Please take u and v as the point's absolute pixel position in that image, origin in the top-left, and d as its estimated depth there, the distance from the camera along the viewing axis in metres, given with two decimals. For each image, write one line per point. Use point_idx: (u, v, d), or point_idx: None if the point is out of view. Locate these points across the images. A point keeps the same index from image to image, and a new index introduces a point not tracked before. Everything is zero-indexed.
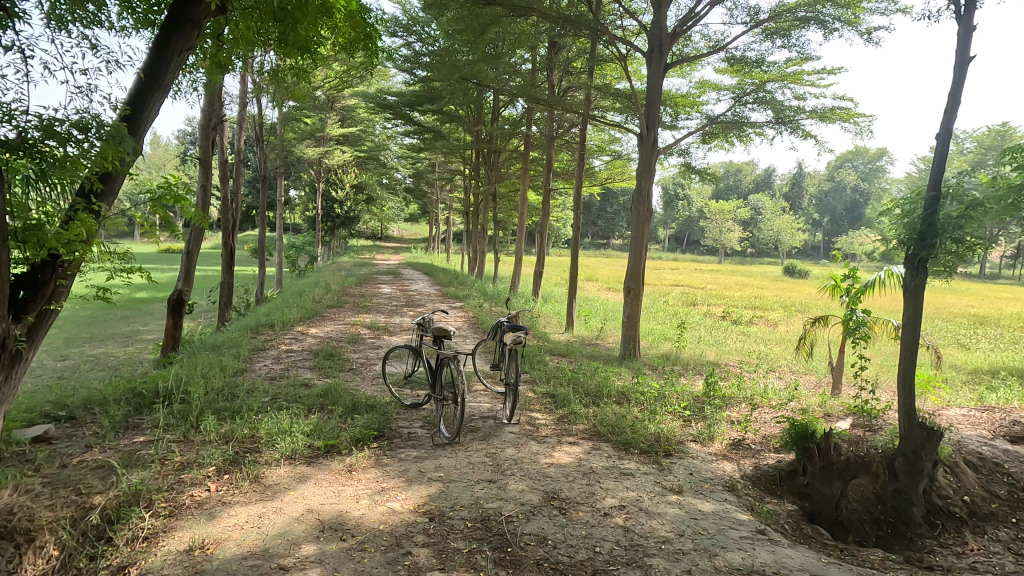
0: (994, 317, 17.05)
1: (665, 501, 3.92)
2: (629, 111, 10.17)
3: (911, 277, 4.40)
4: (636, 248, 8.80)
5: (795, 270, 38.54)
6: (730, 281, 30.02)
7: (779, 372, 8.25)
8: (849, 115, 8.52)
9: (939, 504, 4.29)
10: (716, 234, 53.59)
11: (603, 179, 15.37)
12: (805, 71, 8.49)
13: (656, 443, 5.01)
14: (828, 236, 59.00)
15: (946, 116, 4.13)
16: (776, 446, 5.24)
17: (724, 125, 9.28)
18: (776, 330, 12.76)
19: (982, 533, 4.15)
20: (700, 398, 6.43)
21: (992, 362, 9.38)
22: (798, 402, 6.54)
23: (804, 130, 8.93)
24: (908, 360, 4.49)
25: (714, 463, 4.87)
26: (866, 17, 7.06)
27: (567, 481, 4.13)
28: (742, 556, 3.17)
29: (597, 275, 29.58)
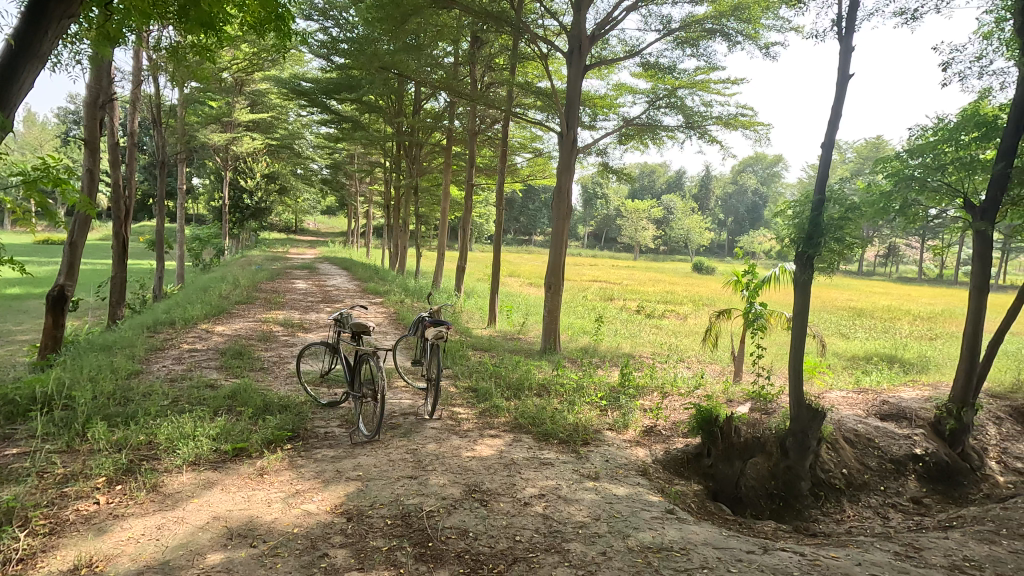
0: (868, 308, 19.08)
1: (582, 487, 4.07)
2: (549, 110, 10.40)
3: (800, 272, 4.86)
4: (557, 245, 9.04)
5: (702, 268, 40.98)
6: (643, 276, 31.55)
7: (688, 362, 8.79)
8: (750, 123, 9.22)
9: (822, 478, 4.78)
10: (631, 233, 55.75)
11: (525, 176, 15.51)
12: (711, 80, 9.07)
13: (575, 433, 5.20)
14: (731, 235, 63.45)
15: (830, 127, 4.58)
16: (684, 431, 5.59)
17: (639, 127, 9.73)
18: (685, 323, 13.60)
19: (857, 501, 4.73)
20: (615, 387, 6.71)
21: (868, 350, 10.50)
22: (704, 389, 6.99)
23: (710, 135, 9.55)
24: (797, 348, 4.94)
25: (628, 450, 5.10)
26: (764, 33, 7.66)
27: (488, 473, 4.18)
28: (653, 535, 3.35)
29: (519, 271, 30.06)
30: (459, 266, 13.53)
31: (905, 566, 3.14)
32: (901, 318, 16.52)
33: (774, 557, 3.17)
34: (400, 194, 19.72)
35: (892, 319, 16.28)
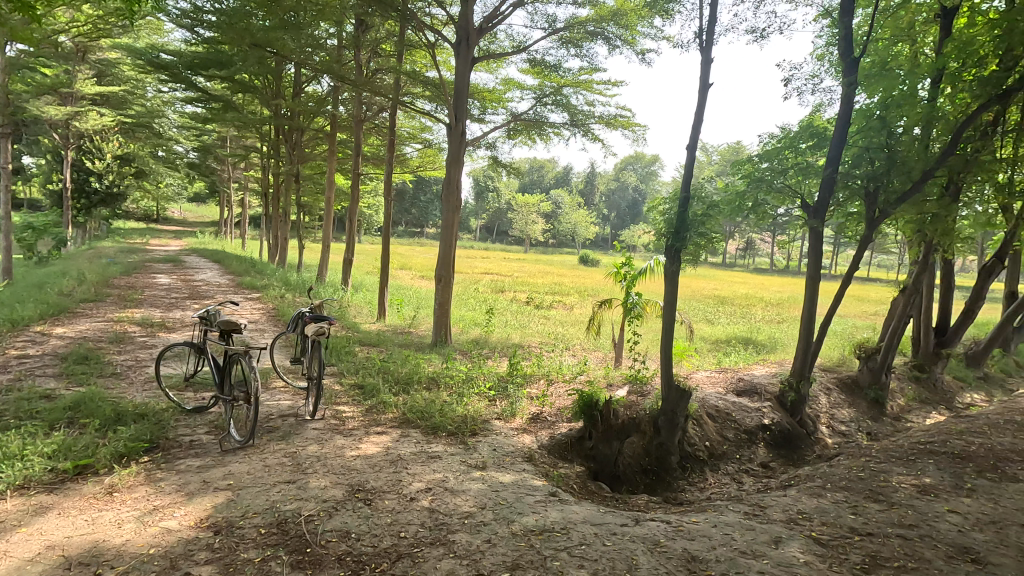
0: (729, 296, 21.21)
1: (469, 478, 4.11)
2: (438, 100, 10.29)
3: (670, 264, 5.28)
4: (447, 237, 9.00)
5: (588, 260, 43.00)
6: (533, 269, 32.39)
7: (573, 350, 9.20)
8: (629, 124, 9.80)
9: (688, 451, 5.26)
10: (522, 226, 56.84)
11: (415, 167, 15.23)
12: (594, 81, 9.50)
13: (463, 425, 5.23)
14: (614, 229, 67.24)
15: (694, 131, 5.01)
16: (568, 416, 5.86)
17: (527, 122, 9.95)
18: (571, 313, 14.21)
19: (717, 469, 5.27)
20: (504, 376, 6.85)
21: (728, 333, 11.69)
22: (587, 375, 7.38)
23: (593, 133, 10.01)
24: (667, 333, 5.37)
25: (515, 438, 5.24)
26: (640, 40, 8.17)
27: (373, 471, 4.07)
28: (535, 518, 3.47)
29: (411, 264, 29.52)
30: (345, 259, 12.98)
31: (752, 523, 3.56)
32: (755, 304, 18.58)
33: (643, 528, 3.43)
34: (279, 181, 18.46)
35: (748, 305, 18.25)
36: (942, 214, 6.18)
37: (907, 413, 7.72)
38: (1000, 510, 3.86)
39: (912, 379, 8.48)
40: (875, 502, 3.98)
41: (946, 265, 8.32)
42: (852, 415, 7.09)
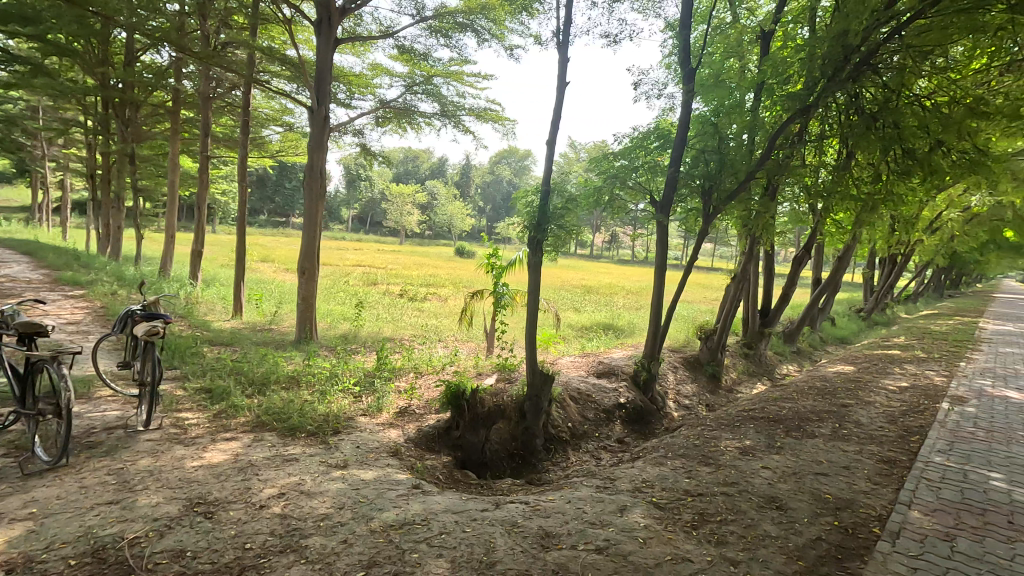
0: (595, 286, 22.59)
1: (328, 478, 3.94)
2: (299, 81, 9.63)
3: (532, 255, 5.46)
4: (310, 228, 8.47)
5: (464, 251, 43.13)
6: (408, 261, 31.76)
7: (445, 342, 9.21)
8: (499, 118, 9.95)
9: (552, 433, 5.52)
10: (396, 217, 55.14)
11: (275, 151, 14.14)
12: (464, 72, 9.50)
13: (324, 424, 5.00)
14: (490, 222, 68.28)
15: (553, 127, 5.22)
16: (436, 408, 5.86)
17: (396, 111, 9.67)
18: (446, 305, 14.19)
19: (578, 448, 5.59)
20: (371, 371, 6.64)
21: (592, 320, 12.44)
22: (458, 366, 7.43)
23: (464, 125, 10.02)
24: (531, 322, 5.56)
25: (381, 433, 5.12)
26: (507, 35, 8.31)
27: (218, 481, 3.73)
28: (396, 513, 3.42)
29: (274, 255, 27.42)
30: (193, 250, 11.70)
31: (602, 495, 3.84)
32: (618, 293, 19.99)
33: (503, 511, 3.54)
34: (109, 161, 16.09)
35: (611, 294, 19.57)
36: (762, 212, 7.10)
37: (737, 385, 8.82)
38: (800, 462, 4.57)
39: (742, 355, 9.69)
40: (706, 465, 4.50)
41: (768, 255, 9.58)
42: (694, 390, 7.94)
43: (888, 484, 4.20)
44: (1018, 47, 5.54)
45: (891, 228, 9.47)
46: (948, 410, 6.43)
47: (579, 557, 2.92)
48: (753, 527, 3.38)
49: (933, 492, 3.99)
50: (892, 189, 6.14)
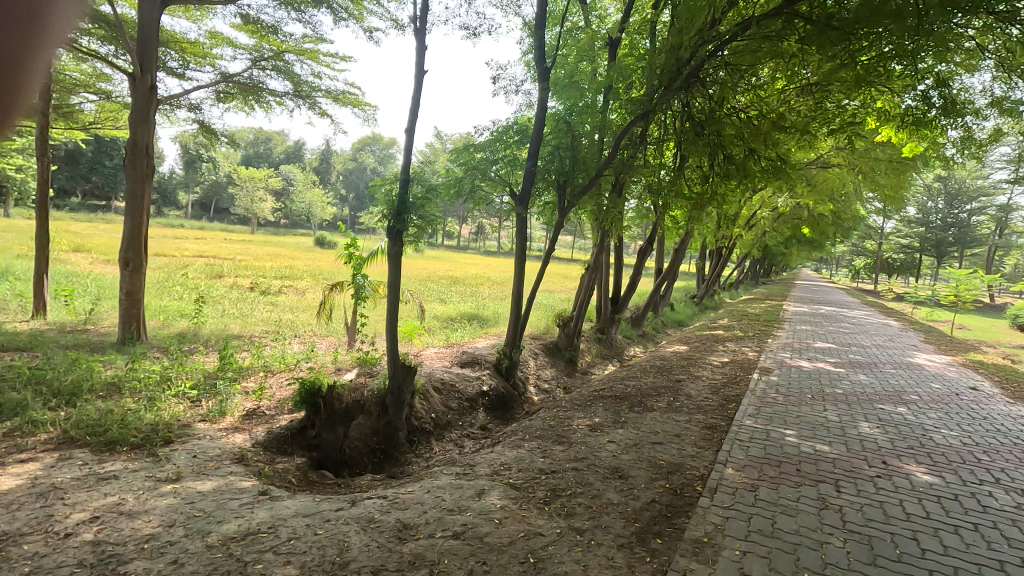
0: (461, 277, 22.74)
1: (156, 494, 3.51)
2: (117, 43, 8.32)
3: (392, 245, 5.31)
4: (133, 214, 7.37)
5: (324, 241, 40.66)
6: (260, 251, 29.19)
7: (301, 337, 8.66)
8: (358, 103, 9.51)
9: (415, 425, 5.45)
10: (247, 203, 49.46)
11: (87, 122, 12.08)
12: (319, 51, 8.90)
13: (153, 434, 4.43)
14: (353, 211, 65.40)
15: (411, 114, 5.11)
16: (289, 408, 5.50)
17: (241, 87, 8.78)
18: (303, 298, 13.32)
19: (442, 438, 5.60)
20: (213, 372, 6.02)
21: (458, 311, 12.52)
22: (314, 362, 7.04)
23: (320, 108, 9.42)
24: (392, 313, 5.42)
25: (223, 439, 4.68)
26: (366, 16, 7.94)
27: (7, 512, 3.13)
28: (239, 523, 3.15)
29: (90, 245, 23.46)
30: None
31: (461, 482, 3.90)
32: (483, 284, 20.33)
33: (359, 508, 3.44)
34: None
35: (477, 285, 19.85)
36: (611, 207, 7.65)
37: (591, 368, 9.48)
38: (641, 434, 5.05)
39: (595, 340, 10.42)
40: (560, 444, 4.78)
41: (618, 247, 10.37)
42: (552, 374, 8.38)
43: (710, 447, 4.82)
44: (809, 73, 6.58)
45: (716, 224, 10.78)
46: (757, 380, 7.54)
47: (436, 544, 2.94)
48: (598, 497, 3.67)
49: (743, 450, 4.66)
50: (716, 190, 7.01)
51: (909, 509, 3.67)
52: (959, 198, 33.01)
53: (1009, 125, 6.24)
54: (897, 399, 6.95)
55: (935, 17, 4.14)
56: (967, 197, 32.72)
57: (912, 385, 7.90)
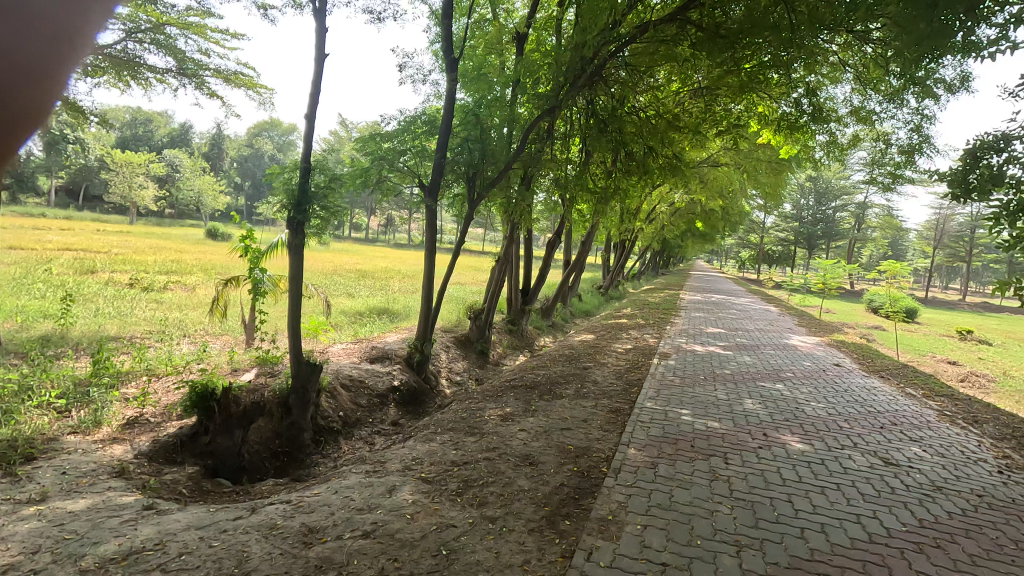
0: (370, 270, 22.01)
1: (15, 519, 3.09)
2: None
3: (292, 237, 4.97)
4: None
5: (217, 233, 37.67)
6: (140, 243, 26.45)
7: (192, 336, 7.98)
8: (253, 85, 8.87)
9: (321, 425, 5.24)
10: (124, 190, 44.45)
11: None
12: (207, 26, 8.16)
13: (11, 451, 3.90)
14: (250, 201, 61.18)
15: (311, 99, 4.85)
16: (179, 414, 5.07)
17: (113, 61, 7.85)
18: (193, 294, 12.27)
19: (350, 436, 5.43)
20: (84, 379, 5.38)
21: (366, 305, 12.14)
22: (207, 363, 6.53)
23: (209, 88, 8.67)
24: (294, 309, 5.13)
25: (99, 452, 4.22)
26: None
27: None
28: (119, 543, 2.86)
29: None
30: None
31: (371, 480, 3.81)
32: (393, 277, 19.87)
33: (260, 515, 3.25)
34: None
35: (387, 278, 19.35)
36: (520, 199, 7.76)
37: (503, 359, 9.61)
38: (550, 421, 5.20)
39: (506, 331, 10.56)
40: (472, 435, 4.81)
41: (528, 240, 10.55)
42: (464, 366, 8.39)
43: (614, 429, 5.07)
44: (701, 77, 7.05)
45: (619, 218, 11.29)
46: (657, 364, 8.04)
47: (344, 546, 2.86)
48: (510, 485, 3.74)
49: (644, 431, 4.95)
50: (619, 184, 7.39)
51: (784, 475, 4.09)
52: (827, 196, 37.49)
53: (864, 131, 7.07)
54: (776, 377, 7.71)
55: (804, 33, 4.61)
56: (833, 195, 36.92)
57: (788, 364, 8.81)
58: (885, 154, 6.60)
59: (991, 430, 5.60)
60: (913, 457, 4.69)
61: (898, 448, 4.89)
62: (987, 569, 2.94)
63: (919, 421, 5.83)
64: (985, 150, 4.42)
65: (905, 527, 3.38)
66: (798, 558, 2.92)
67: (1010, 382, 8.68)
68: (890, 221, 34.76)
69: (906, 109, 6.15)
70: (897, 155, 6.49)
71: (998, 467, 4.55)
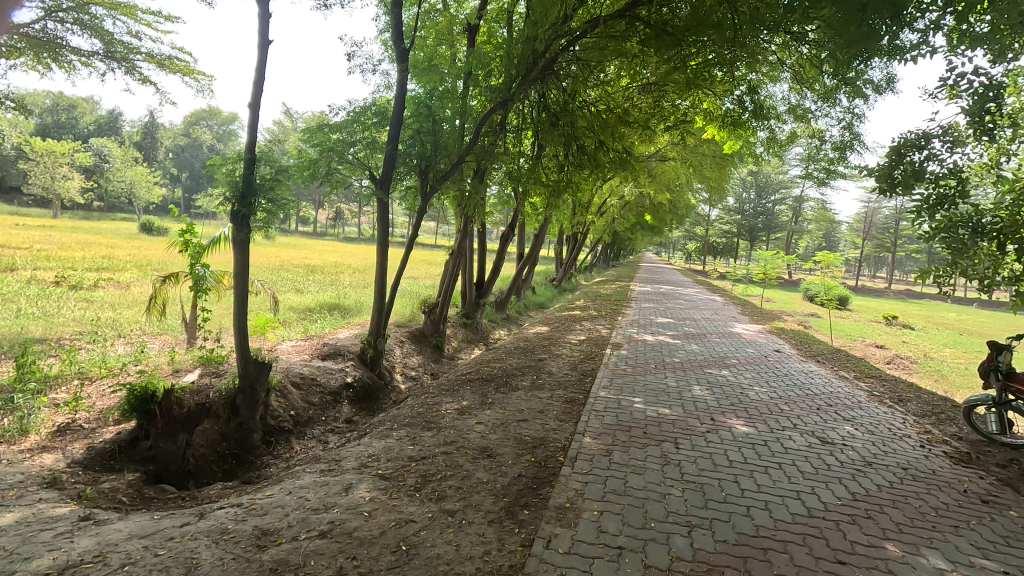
0: (320, 265, 21.41)
1: None
2: None
3: (237, 231, 4.79)
4: None
5: (152, 227, 35.55)
6: (66, 238, 24.65)
7: (128, 337, 7.54)
8: (189, 71, 8.43)
9: (272, 425, 5.08)
10: (44, 180, 40.82)
11: None
12: (138, 7, 7.67)
13: None
14: (188, 193, 58.19)
15: (256, 88, 4.66)
16: (116, 418, 4.80)
17: (32, 42, 7.28)
18: (127, 292, 11.58)
19: (303, 435, 5.30)
20: (7, 385, 5.00)
21: (316, 301, 11.81)
22: (145, 364, 6.19)
23: (141, 73, 8.19)
24: (241, 306, 4.95)
25: (27, 463, 3.94)
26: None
27: None
28: (55, 557, 2.69)
29: None
30: None
31: (326, 479, 3.74)
32: (344, 272, 19.40)
33: (208, 520, 3.13)
34: None
35: (337, 273, 18.88)
36: (473, 192, 7.73)
37: (458, 352, 9.58)
38: (507, 413, 5.24)
39: (461, 325, 10.53)
40: (428, 430, 4.78)
41: (481, 233, 10.52)
42: (419, 361, 8.31)
43: (570, 419, 5.16)
44: (648, 73, 7.21)
45: (571, 211, 11.44)
46: (610, 355, 8.23)
47: (300, 547, 2.79)
48: (468, 478, 3.75)
49: (599, 419, 5.07)
50: (571, 178, 7.48)
51: (731, 457, 4.29)
52: (767, 189, 39.12)
53: (801, 129, 7.43)
54: (721, 364, 8.05)
55: (745, 32, 4.78)
56: (772, 189, 38.73)
57: (732, 351, 9.21)
58: (820, 150, 6.96)
59: (913, 408, 6.05)
60: (846, 435, 5.01)
61: (833, 428, 5.20)
62: (911, 535, 3.20)
63: (852, 402, 6.22)
64: (909, 147, 4.73)
65: (839, 501, 3.62)
66: (745, 535, 3.08)
67: (929, 363, 9.39)
68: (823, 214, 36.81)
69: (838, 108, 6.51)
70: (831, 151, 6.86)
71: (921, 441, 4.93)
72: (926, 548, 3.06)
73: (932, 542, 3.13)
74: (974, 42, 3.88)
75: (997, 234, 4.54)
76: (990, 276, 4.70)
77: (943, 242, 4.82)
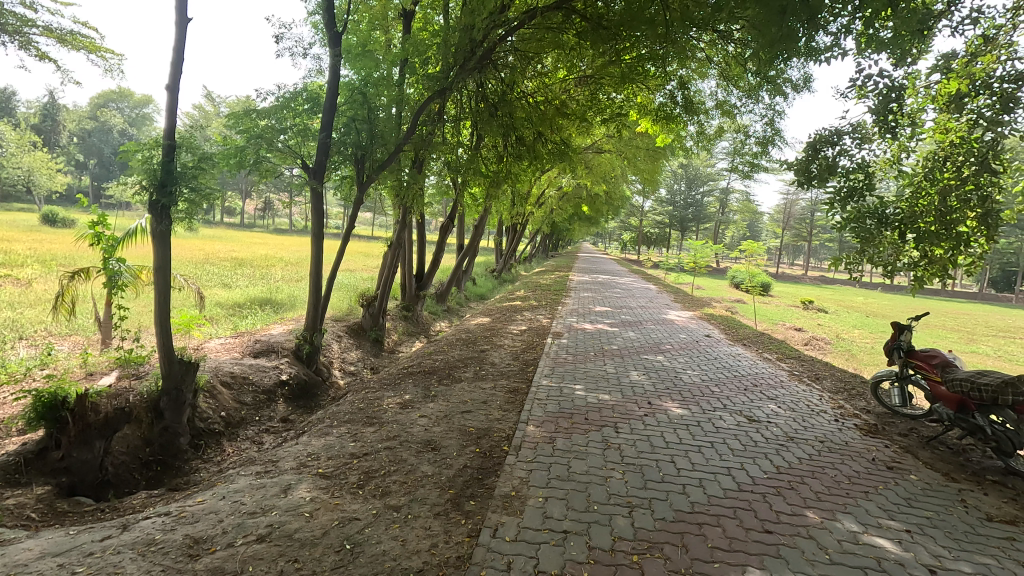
0: (249, 258, 20.39)
1: None
2: None
3: (156, 223, 4.47)
4: None
5: (54, 219, 32.46)
6: None
7: (32, 339, 6.89)
8: (95, 48, 7.74)
9: (200, 428, 4.81)
10: None
11: None
12: None
13: None
14: (96, 181, 53.58)
15: (174, 69, 4.34)
16: (20, 428, 4.37)
17: None
18: (28, 290, 10.56)
19: (235, 437, 5.06)
20: None
21: (247, 296, 11.25)
22: (52, 368, 5.67)
23: (38, 48, 7.43)
24: (162, 303, 4.63)
25: None
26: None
27: None
28: None
29: None
30: None
31: (263, 480, 3.60)
32: (275, 265, 18.58)
33: (133, 532, 2.93)
34: None
35: (267, 266, 18.03)
36: (410, 182, 7.66)
37: (398, 345, 9.43)
38: (450, 406, 5.22)
39: (401, 318, 10.37)
40: (370, 425, 4.69)
41: (420, 224, 10.34)
42: (357, 356, 8.11)
43: (513, 409, 5.22)
44: (585, 66, 7.30)
45: (510, 201, 11.46)
46: (551, 344, 8.36)
47: (236, 553, 2.67)
48: (412, 472, 3.72)
49: (542, 408, 5.15)
50: (510, 169, 7.48)
51: (667, 438, 4.48)
52: (697, 181, 40.66)
53: (727, 124, 7.77)
54: (656, 350, 8.36)
55: (676, 28, 4.95)
56: (701, 181, 40.42)
57: (666, 337, 9.60)
58: (745, 144, 7.32)
59: (828, 385, 6.55)
60: (770, 413, 5.36)
61: (759, 406, 5.54)
62: (828, 502, 3.48)
63: (775, 382, 6.66)
64: (823, 143, 5.05)
65: (766, 474, 3.87)
66: (681, 512, 3.24)
67: (841, 344, 10.18)
68: (747, 206, 38.89)
69: (761, 105, 6.86)
70: (754, 146, 7.22)
71: (835, 416, 5.34)
72: (841, 513, 3.33)
73: (846, 507, 3.42)
74: (879, 46, 4.19)
75: (898, 223, 4.96)
76: (893, 263, 5.18)
77: (852, 231, 5.20)
